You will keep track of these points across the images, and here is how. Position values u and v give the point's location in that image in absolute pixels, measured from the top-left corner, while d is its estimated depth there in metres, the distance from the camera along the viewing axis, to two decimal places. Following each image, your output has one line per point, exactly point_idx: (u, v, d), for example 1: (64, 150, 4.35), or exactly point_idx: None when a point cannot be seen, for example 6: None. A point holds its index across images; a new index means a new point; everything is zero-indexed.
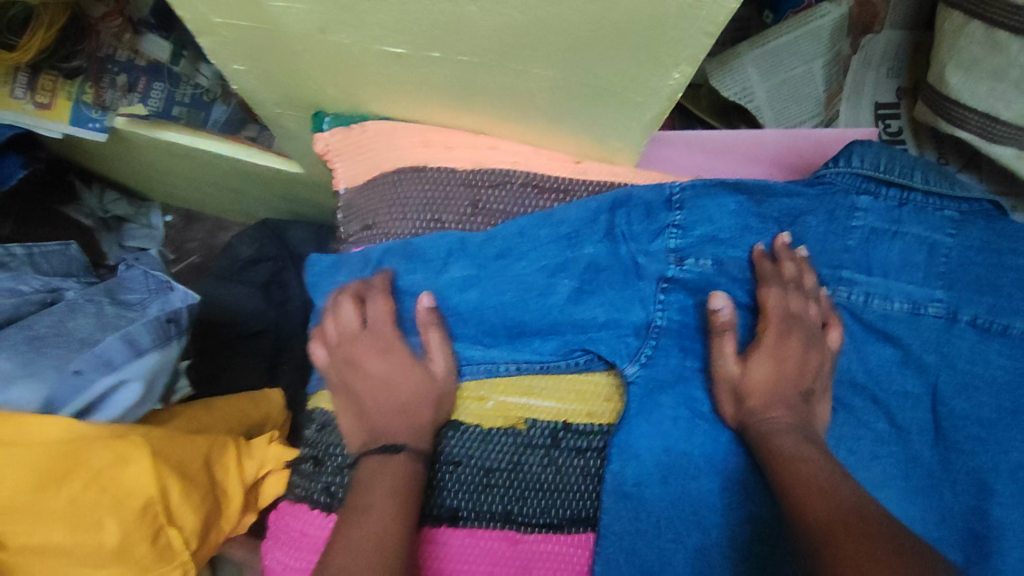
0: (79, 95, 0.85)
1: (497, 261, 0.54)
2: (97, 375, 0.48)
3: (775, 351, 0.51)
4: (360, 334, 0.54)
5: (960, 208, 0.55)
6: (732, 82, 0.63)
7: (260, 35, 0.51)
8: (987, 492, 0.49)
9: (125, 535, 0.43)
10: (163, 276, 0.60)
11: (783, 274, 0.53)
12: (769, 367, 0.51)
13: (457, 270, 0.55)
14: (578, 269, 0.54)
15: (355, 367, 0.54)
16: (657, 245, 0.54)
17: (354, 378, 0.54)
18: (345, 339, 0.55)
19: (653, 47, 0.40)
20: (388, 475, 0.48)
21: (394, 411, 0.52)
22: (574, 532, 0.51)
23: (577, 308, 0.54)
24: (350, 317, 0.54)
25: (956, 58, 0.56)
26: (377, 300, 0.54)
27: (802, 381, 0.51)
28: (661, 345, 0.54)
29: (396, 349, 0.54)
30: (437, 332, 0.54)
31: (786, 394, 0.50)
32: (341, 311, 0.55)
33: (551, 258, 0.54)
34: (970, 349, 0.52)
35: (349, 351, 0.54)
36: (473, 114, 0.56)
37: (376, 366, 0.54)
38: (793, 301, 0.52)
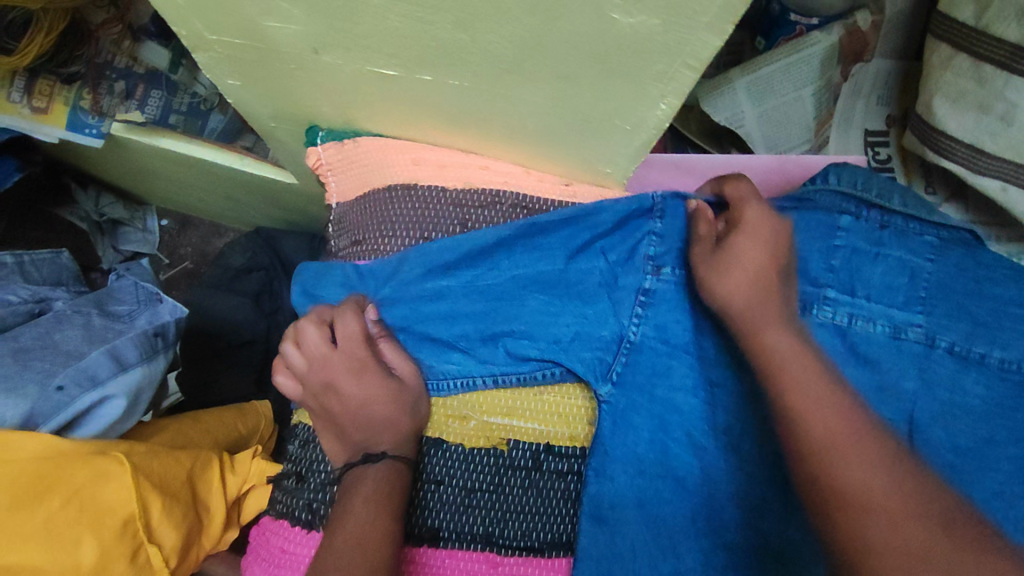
0: (76, 100, 0.85)
1: (469, 270, 0.56)
2: (80, 391, 0.48)
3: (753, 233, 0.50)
4: (325, 356, 0.53)
5: (940, 235, 0.55)
6: (722, 107, 0.64)
7: (254, 53, 0.52)
8: None
9: (103, 553, 0.43)
10: (154, 288, 0.61)
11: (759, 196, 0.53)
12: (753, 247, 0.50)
13: (432, 279, 0.56)
14: (552, 281, 0.55)
15: (330, 390, 0.53)
16: (635, 255, 0.56)
17: (330, 398, 0.53)
18: (317, 359, 0.54)
19: (641, 80, 0.40)
20: (370, 486, 0.48)
21: (371, 428, 0.51)
22: (553, 556, 0.52)
23: (548, 319, 0.54)
24: (315, 340, 0.53)
25: (943, 90, 0.57)
26: (343, 317, 0.54)
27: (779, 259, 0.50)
28: (632, 361, 0.54)
29: (370, 366, 0.53)
30: (391, 342, 0.54)
31: (764, 282, 0.49)
32: (304, 335, 0.54)
33: (525, 268, 0.55)
34: (950, 377, 0.52)
35: (320, 373, 0.54)
36: (463, 135, 0.56)
37: (349, 386, 0.52)
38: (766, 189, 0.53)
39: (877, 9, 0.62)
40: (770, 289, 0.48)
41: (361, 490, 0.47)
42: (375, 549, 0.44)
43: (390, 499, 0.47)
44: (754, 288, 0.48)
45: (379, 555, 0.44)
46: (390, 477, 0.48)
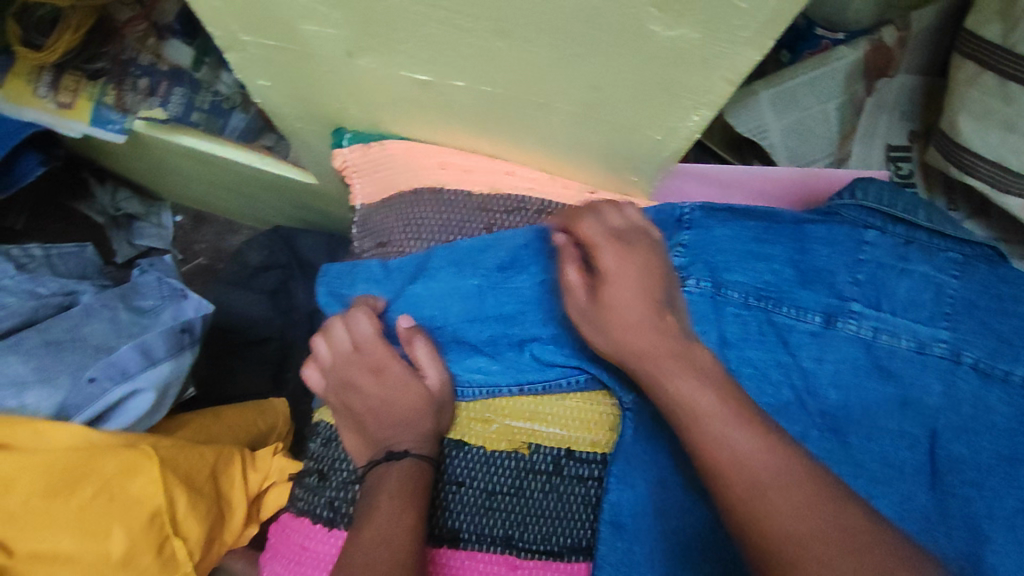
0: (100, 96, 0.86)
1: (499, 274, 0.55)
2: (111, 384, 0.49)
3: (619, 277, 0.47)
4: (348, 355, 0.55)
5: (963, 251, 0.56)
6: (746, 118, 0.64)
7: (288, 54, 0.52)
8: (982, 539, 0.48)
9: (131, 544, 0.44)
10: (177, 283, 0.60)
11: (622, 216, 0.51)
12: (624, 288, 0.46)
13: (469, 279, 0.56)
14: None
15: (348, 387, 0.55)
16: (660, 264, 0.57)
17: (351, 394, 0.55)
18: (341, 359, 0.56)
19: (676, 90, 0.41)
20: (395, 484, 0.48)
21: (393, 424, 0.52)
22: (573, 560, 0.52)
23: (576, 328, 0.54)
24: (340, 338, 0.56)
25: (969, 107, 0.57)
26: (364, 318, 0.55)
27: (657, 292, 0.47)
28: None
29: (390, 367, 0.54)
30: (423, 343, 0.54)
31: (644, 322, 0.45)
32: (331, 332, 0.56)
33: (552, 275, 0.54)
34: (973, 393, 0.52)
35: (343, 370, 0.55)
36: (490, 141, 0.57)
37: (365, 383, 0.55)
38: (608, 221, 0.50)
39: (902, 25, 0.63)
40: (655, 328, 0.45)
41: (385, 487, 0.48)
42: (400, 546, 0.44)
43: (414, 497, 0.48)
44: (638, 339, 0.45)
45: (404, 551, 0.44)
46: (413, 475, 0.49)
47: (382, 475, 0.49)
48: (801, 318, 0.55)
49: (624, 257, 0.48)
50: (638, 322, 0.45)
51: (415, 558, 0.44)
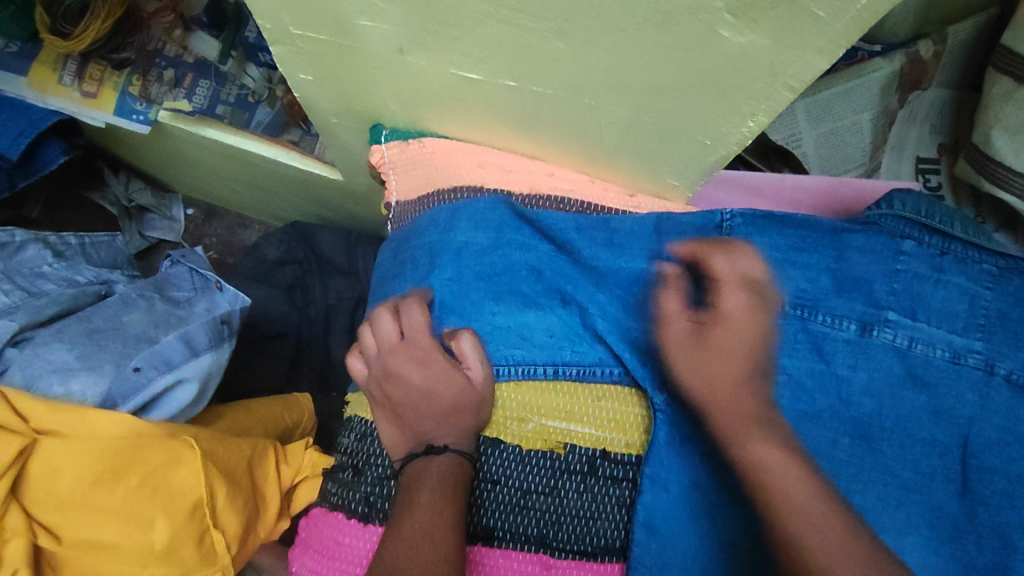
0: (125, 86, 0.86)
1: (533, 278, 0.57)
2: (156, 374, 0.48)
3: (729, 317, 0.55)
4: (393, 343, 0.56)
5: (997, 264, 0.57)
6: (780, 127, 0.65)
7: (337, 49, 0.53)
8: (1010, 548, 0.51)
9: (174, 536, 0.43)
10: (209, 274, 0.61)
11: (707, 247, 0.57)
12: (730, 329, 0.55)
13: (516, 262, 0.57)
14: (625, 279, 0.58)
15: (393, 375, 0.55)
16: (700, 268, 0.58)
17: (389, 383, 0.55)
18: (383, 349, 0.56)
19: (736, 96, 0.41)
20: (439, 483, 0.48)
21: (434, 415, 0.52)
22: (607, 561, 0.52)
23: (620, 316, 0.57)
24: (386, 328, 0.56)
25: (1004, 122, 0.58)
26: (409, 311, 0.57)
27: (760, 356, 0.55)
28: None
29: (433, 358, 0.54)
30: (470, 337, 0.55)
31: (744, 378, 0.54)
32: (378, 322, 0.57)
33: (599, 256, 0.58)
34: (1006, 404, 0.54)
35: (387, 361, 0.55)
36: (532, 142, 0.57)
37: (405, 366, 0.55)
38: (740, 264, 0.57)
39: (939, 39, 0.63)
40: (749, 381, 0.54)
41: (427, 479, 0.48)
42: (443, 541, 0.44)
43: (454, 493, 0.47)
44: (730, 388, 0.53)
45: (449, 546, 0.44)
46: (450, 475, 0.49)
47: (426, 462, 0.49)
48: (836, 327, 0.56)
49: (751, 310, 0.56)
50: (738, 379, 0.54)
51: (458, 559, 0.44)
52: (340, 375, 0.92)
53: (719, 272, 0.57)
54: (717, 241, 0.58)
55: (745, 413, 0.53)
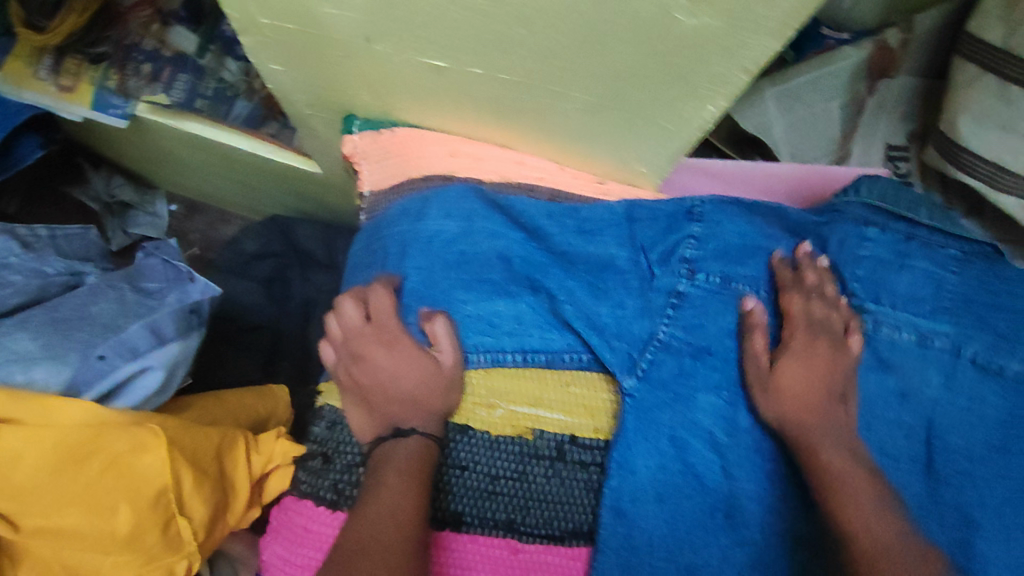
0: (102, 80, 0.86)
1: (501, 266, 0.57)
2: (121, 361, 0.49)
3: (804, 355, 0.55)
4: (359, 328, 0.56)
5: (962, 249, 0.58)
6: (751, 115, 0.66)
7: (305, 38, 0.52)
8: (974, 527, 0.51)
9: (137, 522, 0.44)
10: (184, 267, 0.60)
11: (804, 281, 0.57)
12: (800, 366, 0.54)
13: (486, 250, 0.57)
14: (599, 266, 0.58)
15: (360, 358, 0.55)
16: (673, 255, 0.59)
17: (355, 367, 0.55)
18: (349, 333, 0.56)
19: (694, 81, 0.42)
20: (408, 458, 0.49)
21: (401, 397, 0.53)
22: (574, 545, 0.54)
23: (594, 302, 0.57)
24: (350, 314, 0.56)
25: (970, 109, 0.58)
26: (375, 297, 0.56)
27: (834, 384, 0.54)
28: (657, 358, 0.56)
29: (400, 340, 0.55)
30: (444, 319, 0.55)
31: (819, 403, 0.53)
32: (343, 309, 0.57)
33: (571, 241, 0.59)
34: (970, 385, 0.55)
35: (353, 346, 0.56)
36: (502, 131, 0.58)
37: (371, 349, 0.55)
38: (814, 307, 0.56)
39: (907, 28, 0.65)
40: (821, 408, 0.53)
41: (394, 457, 0.49)
42: (404, 518, 0.45)
43: (420, 476, 0.48)
44: (798, 406, 0.53)
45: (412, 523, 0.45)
46: (417, 454, 0.49)
47: (393, 446, 0.50)
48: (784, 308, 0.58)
49: (815, 341, 0.55)
50: (808, 400, 0.53)
51: (417, 544, 0.45)
52: (319, 369, 0.92)
53: (790, 309, 0.56)
54: (800, 280, 0.57)
55: (809, 426, 0.52)
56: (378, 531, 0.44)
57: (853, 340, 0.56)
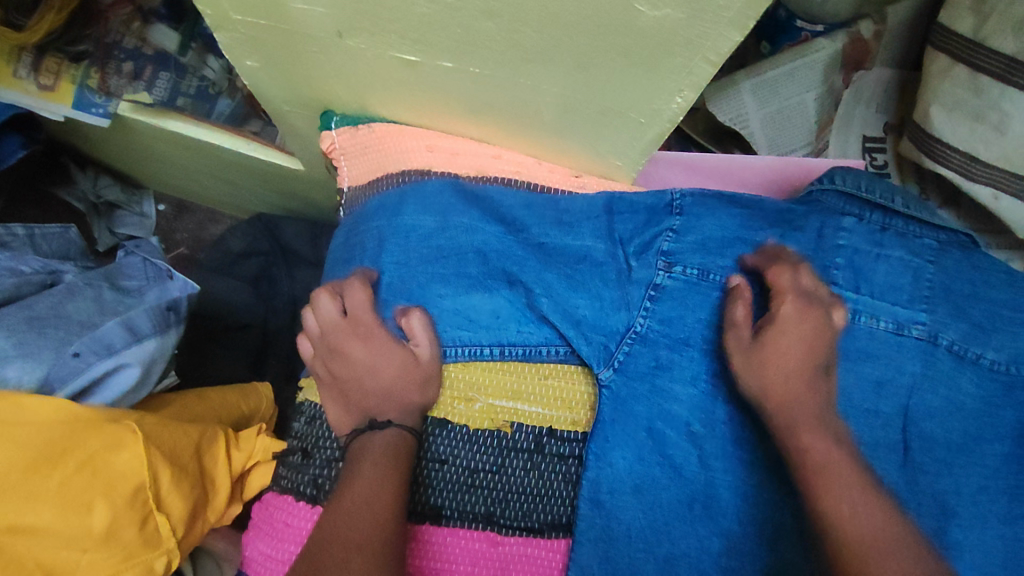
0: (84, 79, 0.84)
1: (478, 261, 0.57)
2: (97, 358, 0.49)
3: (792, 325, 0.53)
4: (335, 323, 0.56)
5: (938, 238, 0.58)
6: (728, 107, 0.66)
7: (278, 34, 0.53)
8: (949, 514, 0.52)
9: (114, 519, 0.44)
10: (163, 264, 0.61)
11: (784, 259, 0.56)
12: (787, 340, 0.52)
13: (463, 245, 0.58)
14: (576, 258, 0.58)
15: (337, 352, 0.55)
16: (652, 248, 0.59)
17: (332, 362, 0.56)
18: (326, 328, 0.56)
19: (661, 73, 0.42)
20: (383, 453, 0.49)
21: (377, 391, 0.53)
22: (553, 537, 0.54)
23: (572, 295, 0.57)
24: (325, 309, 0.56)
25: (940, 98, 0.60)
26: (351, 292, 0.56)
27: (820, 354, 0.53)
28: (634, 351, 0.57)
29: (376, 334, 0.55)
30: (419, 314, 0.55)
31: (804, 372, 0.52)
32: (319, 304, 0.57)
33: (547, 236, 0.59)
34: (947, 374, 0.55)
35: (330, 340, 0.56)
36: (477, 124, 0.58)
37: (346, 343, 0.55)
38: (803, 279, 0.55)
39: (879, 19, 0.66)
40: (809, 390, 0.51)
41: (370, 451, 0.50)
42: (380, 505, 0.46)
43: (396, 468, 0.48)
44: (786, 383, 0.51)
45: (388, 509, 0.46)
46: (394, 445, 0.50)
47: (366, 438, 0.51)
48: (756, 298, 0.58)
49: (805, 312, 0.54)
50: (797, 373, 0.51)
51: (393, 537, 0.45)
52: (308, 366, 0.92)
53: (779, 282, 0.55)
54: (780, 258, 0.57)
55: (796, 405, 0.51)
56: (354, 525, 0.44)
57: (839, 316, 0.55)
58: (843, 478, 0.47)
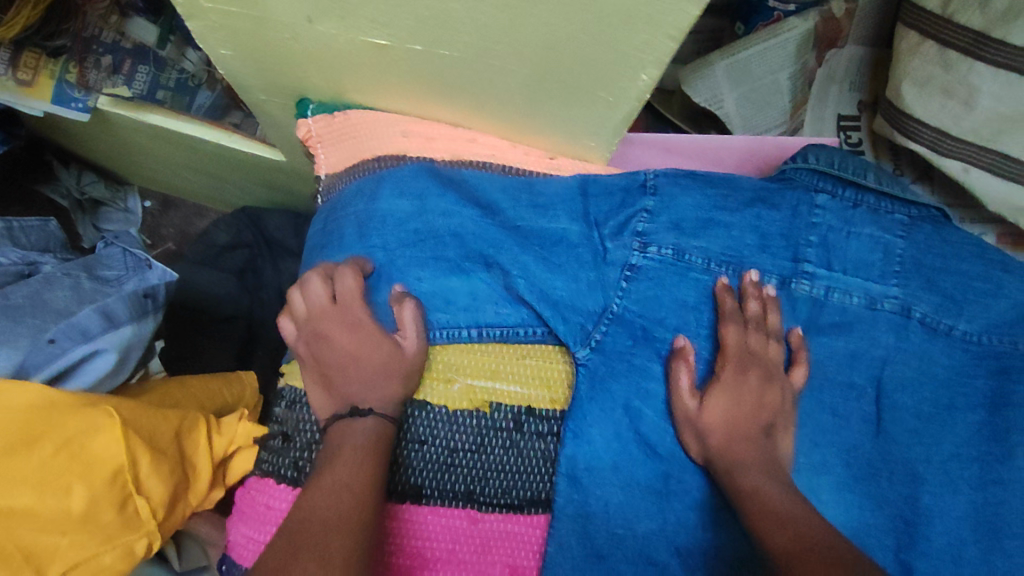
0: (62, 74, 0.82)
1: (453, 243, 0.58)
2: (71, 344, 0.49)
3: (732, 385, 0.53)
4: (324, 308, 0.55)
5: (910, 213, 0.59)
6: (702, 88, 0.66)
7: (248, 21, 0.52)
8: (919, 482, 0.53)
9: (93, 501, 0.44)
10: (142, 254, 0.61)
11: (745, 313, 0.56)
12: (725, 398, 0.53)
13: (439, 229, 0.58)
14: (552, 240, 0.59)
15: (324, 337, 0.55)
16: (626, 228, 0.59)
17: (317, 346, 0.55)
18: (313, 312, 0.56)
19: (624, 49, 0.42)
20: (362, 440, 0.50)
21: (354, 374, 0.53)
22: (533, 512, 0.55)
23: (549, 277, 0.57)
24: (314, 293, 0.56)
25: (912, 75, 0.60)
26: (339, 279, 0.55)
27: (764, 414, 0.53)
28: (611, 330, 0.57)
29: (362, 321, 0.54)
30: (410, 305, 0.55)
31: (744, 425, 0.52)
32: (308, 286, 0.56)
33: (524, 219, 0.59)
34: (920, 345, 0.56)
35: (316, 324, 0.55)
36: (451, 108, 0.59)
37: (332, 329, 0.55)
38: (751, 338, 0.55)
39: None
40: (752, 438, 0.52)
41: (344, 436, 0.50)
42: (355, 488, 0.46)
43: (376, 448, 0.49)
44: (730, 428, 0.52)
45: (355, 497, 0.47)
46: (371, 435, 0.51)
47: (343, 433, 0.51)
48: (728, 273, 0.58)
49: (743, 374, 0.54)
50: (746, 432, 0.52)
51: (370, 516, 0.45)
52: None
53: (728, 342, 0.54)
54: (744, 313, 0.56)
55: (737, 445, 0.51)
56: (328, 507, 0.44)
57: (795, 373, 0.55)
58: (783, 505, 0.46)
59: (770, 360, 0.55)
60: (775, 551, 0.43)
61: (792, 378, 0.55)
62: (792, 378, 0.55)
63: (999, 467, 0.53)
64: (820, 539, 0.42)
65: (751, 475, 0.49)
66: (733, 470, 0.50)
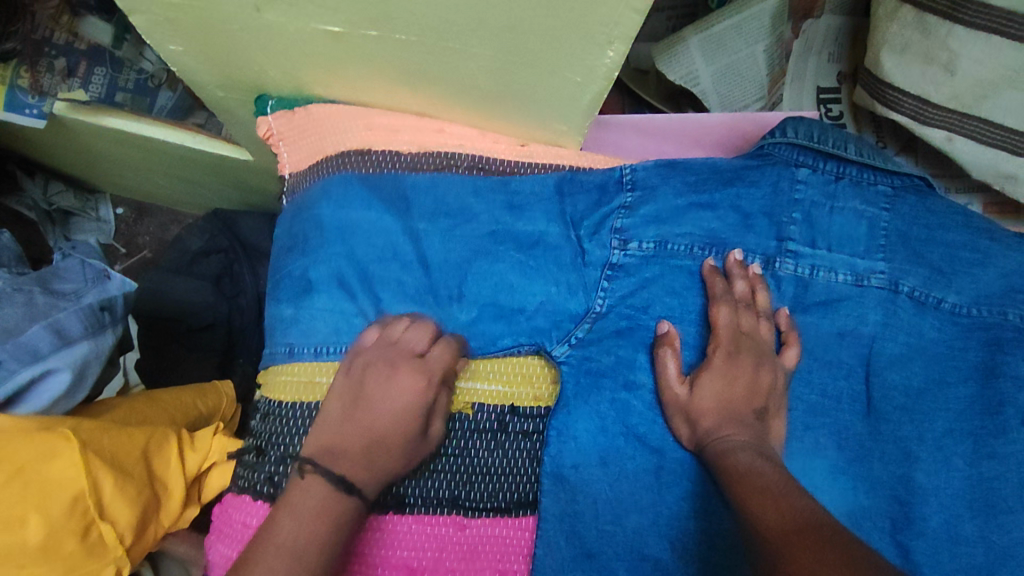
0: (13, 78, 0.74)
1: (422, 245, 0.56)
2: (20, 366, 0.48)
3: (725, 372, 0.51)
4: (407, 356, 0.50)
5: (893, 183, 0.57)
6: (676, 66, 0.65)
7: (192, 13, 0.49)
8: (912, 460, 0.52)
9: (51, 532, 0.42)
10: (101, 266, 0.59)
11: (734, 294, 0.54)
12: (712, 382, 0.51)
13: (408, 236, 0.57)
14: (531, 241, 0.57)
15: (389, 373, 0.49)
16: (605, 227, 0.58)
17: (369, 375, 0.49)
18: (395, 347, 0.51)
19: (586, 24, 0.40)
20: (355, 454, 0.46)
21: (364, 417, 0.48)
22: (520, 515, 0.53)
23: (524, 285, 0.56)
24: (395, 330, 0.52)
25: (890, 42, 0.58)
26: (437, 345, 0.52)
27: (757, 400, 0.50)
28: (596, 328, 0.55)
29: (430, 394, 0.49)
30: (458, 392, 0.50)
31: (737, 412, 0.49)
32: (412, 329, 0.52)
33: (494, 218, 0.57)
34: (909, 320, 0.55)
35: (381, 358, 0.50)
36: (415, 96, 0.56)
37: (406, 374, 0.49)
38: (743, 319, 0.53)
39: None
40: (742, 421, 0.49)
41: (335, 457, 0.46)
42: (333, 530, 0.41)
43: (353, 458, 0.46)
44: (722, 411, 0.50)
45: (304, 525, 0.42)
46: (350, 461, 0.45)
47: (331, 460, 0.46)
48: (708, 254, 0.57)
49: (736, 358, 0.51)
50: (739, 416, 0.49)
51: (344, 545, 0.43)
52: None
53: (718, 324, 0.53)
54: (732, 293, 0.54)
55: (731, 427, 0.48)
56: (303, 524, 0.42)
57: (789, 355, 0.53)
58: (767, 476, 0.43)
59: (761, 339, 0.53)
60: (753, 519, 0.40)
61: (783, 360, 0.53)
62: (784, 359, 0.53)
63: (993, 440, 0.51)
64: (811, 502, 0.39)
65: (741, 454, 0.47)
66: (721, 450, 0.48)
